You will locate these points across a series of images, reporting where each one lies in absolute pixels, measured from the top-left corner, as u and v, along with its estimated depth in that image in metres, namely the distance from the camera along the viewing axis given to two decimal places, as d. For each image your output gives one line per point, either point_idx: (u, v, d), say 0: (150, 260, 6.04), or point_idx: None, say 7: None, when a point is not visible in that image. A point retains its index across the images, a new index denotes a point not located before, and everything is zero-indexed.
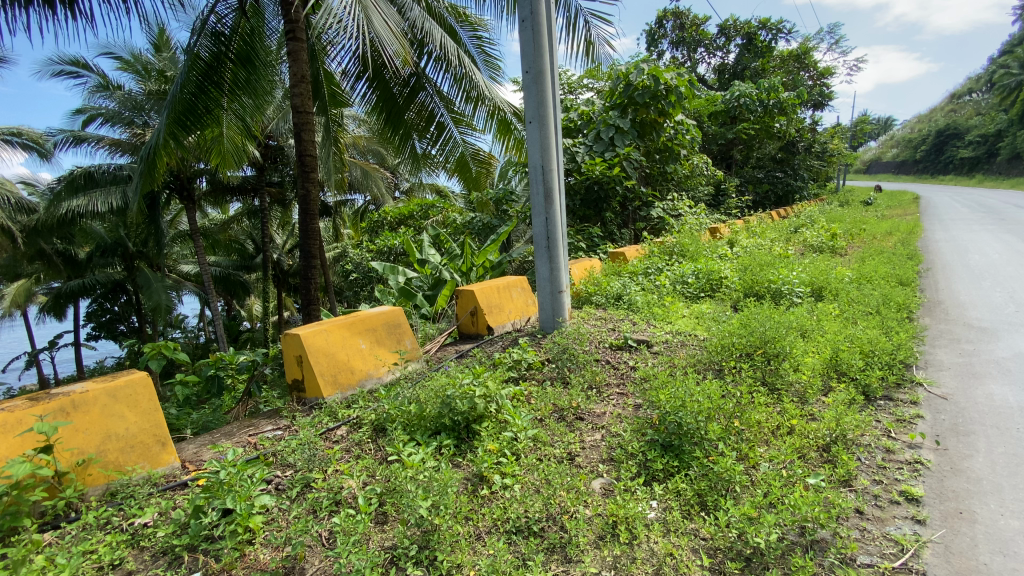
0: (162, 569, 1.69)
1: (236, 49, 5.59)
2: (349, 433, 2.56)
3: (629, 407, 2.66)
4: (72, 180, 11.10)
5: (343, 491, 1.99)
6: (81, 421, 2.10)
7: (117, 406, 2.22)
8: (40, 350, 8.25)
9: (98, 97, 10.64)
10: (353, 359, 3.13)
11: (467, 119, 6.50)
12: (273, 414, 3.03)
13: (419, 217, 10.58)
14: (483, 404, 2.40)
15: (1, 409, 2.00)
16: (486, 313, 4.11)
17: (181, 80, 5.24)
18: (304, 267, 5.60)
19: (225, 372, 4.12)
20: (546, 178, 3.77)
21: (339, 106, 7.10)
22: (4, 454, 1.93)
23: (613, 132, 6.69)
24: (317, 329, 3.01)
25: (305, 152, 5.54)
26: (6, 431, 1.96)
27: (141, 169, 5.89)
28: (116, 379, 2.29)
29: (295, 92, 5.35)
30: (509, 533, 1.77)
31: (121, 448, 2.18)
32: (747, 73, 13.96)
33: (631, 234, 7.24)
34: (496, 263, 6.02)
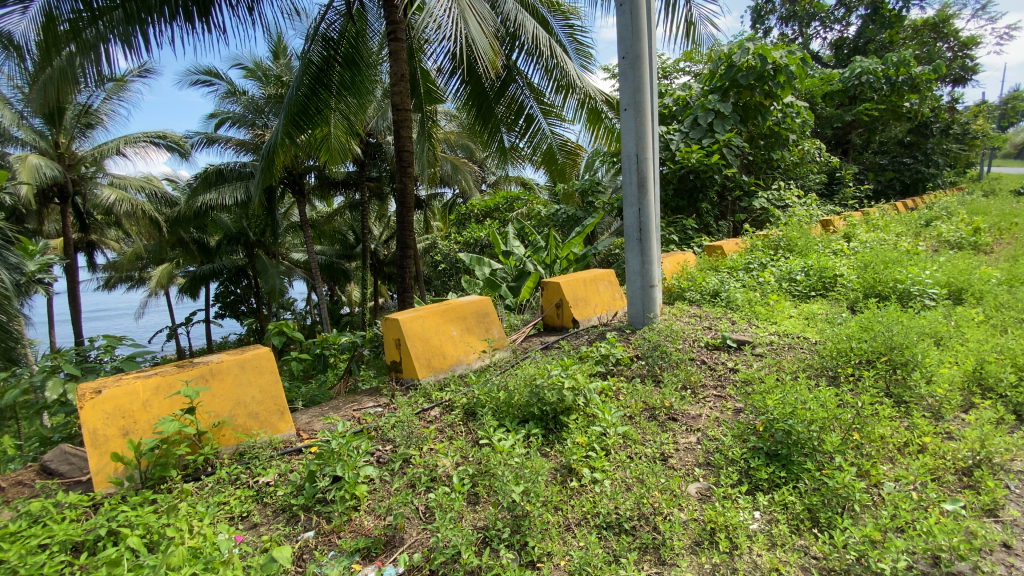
0: (283, 524, 1.86)
1: (343, 52, 5.99)
2: (442, 414, 2.68)
3: (729, 410, 2.50)
4: (206, 176, 12.59)
5: (438, 469, 2.07)
6: (217, 387, 2.39)
7: (245, 375, 2.49)
8: (178, 326, 9.25)
9: (228, 102, 11.95)
10: (445, 344, 3.26)
11: (557, 110, 6.42)
12: (374, 392, 3.25)
13: (505, 209, 10.78)
14: (571, 396, 2.37)
15: (156, 373, 2.34)
16: (572, 306, 4.07)
17: (296, 83, 5.73)
18: (400, 256, 5.90)
19: (330, 351, 4.51)
20: (641, 168, 3.64)
21: (434, 103, 7.37)
22: (157, 412, 2.26)
23: (712, 117, 6.29)
24: (413, 315, 3.16)
25: (403, 148, 5.82)
26: (159, 393, 2.28)
27: (262, 166, 6.53)
28: (245, 352, 2.57)
29: (395, 91, 5.62)
30: (599, 527, 1.74)
31: (247, 414, 2.44)
32: (871, 47, 12.47)
33: (728, 226, 6.82)
34: (581, 256, 5.92)
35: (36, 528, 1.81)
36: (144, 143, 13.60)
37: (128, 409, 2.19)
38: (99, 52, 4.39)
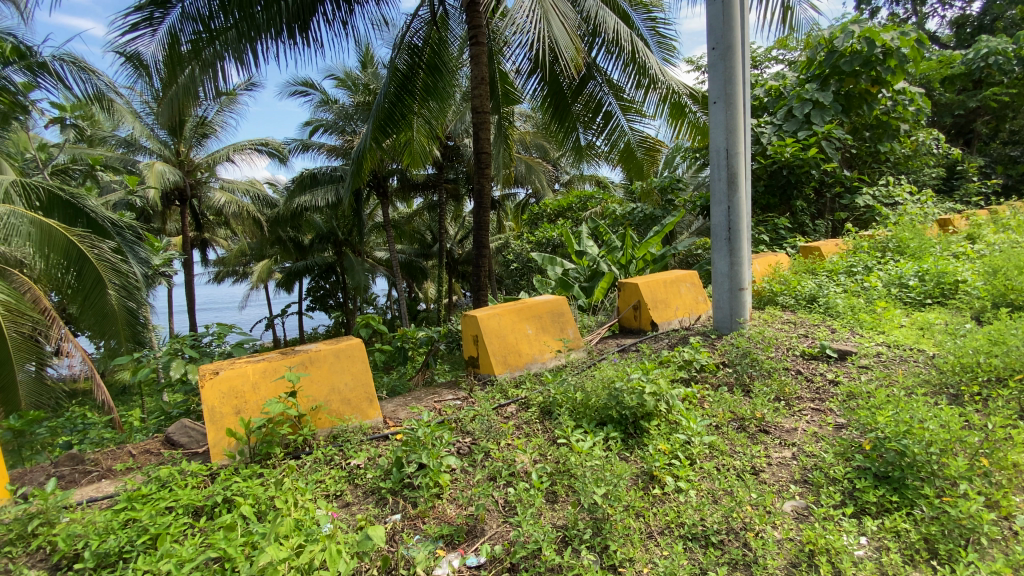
0: (373, 505, 1.97)
1: (426, 58, 6.22)
2: (518, 411, 2.70)
3: (829, 425, 2.30)
4: (302, 180, 13.64)
5: (516, 465, 2.09)
6: (315, 374, 2.60)
7: (340, 364, 2.69)
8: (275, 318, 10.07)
9: (321, 110, 12.86)
10: (520, 342, 3.28)
11: (637, 106, 6.25)
12: (452, 386, 3.35)
13: (579, 208, 10.67)
14: (653, 402, 2.29)
15: (264, 358, 2.59)
16: (650, 308, 3.95)
17: (383, 90, 6.04)
18: (476, 255, 6.03)
19: (409, 345, 4.72)
20: (731, 163, 3.46)
21: (511, 104, 7.46)
22: (265, 394, 2.50)
23: (809, 108, 5.84)
24: (490, 312, 3.22)
25: (481, 149, 5.94)
26: (266, 376, 2.52)
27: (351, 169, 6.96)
28: (339, 343, 2.76)
29: (475, 94, 5.76)
30: (684, 538, 1.68)
31: (341, 400, 2.63)
32: (1002, 23, 10.98)
33: (826, 226, 6.29)
34: (659, 256, 5.74)
35: (165, 491, 2.05)
36: (249, 151, 14.97)
37: (240, 390, 2.44)
38: (216, 68, 4.93)
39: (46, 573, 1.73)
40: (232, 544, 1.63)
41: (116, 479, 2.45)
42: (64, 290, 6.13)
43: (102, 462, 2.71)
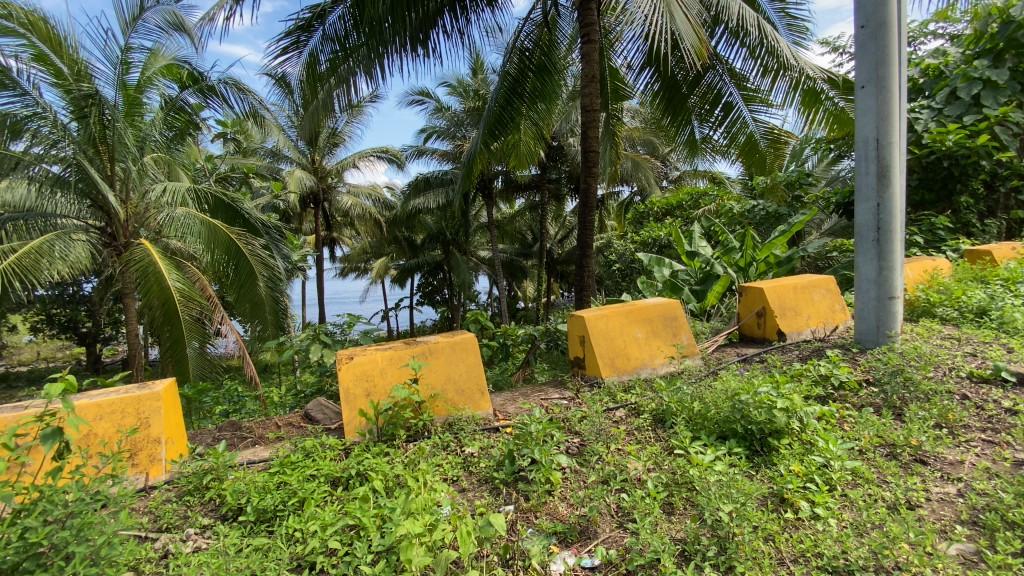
0: (487, 493, 2.05)
1: (537, 60, 6.31)
2: (628, 416, 2.64)
3: (1006, 461, 1.95)
4: (416, 183, 14.55)
5: (629, 471, 2.05)
6: (433, 363, 2.80)
7: (455, 355, 2.86)
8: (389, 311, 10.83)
9: (435, 117, 13.62)
10: (630, 346, 3.20)
11: (763, 95, 5.77)
12: (559, 385, 3.38)
13: (689, 206, 10.13)
14: (784, 418, 2.11)
15: (389, 347, 2.82)
16: (776, 316, 3.63)
17: (495, 94, 6.21)
18: (581, 255, 5.98)
19: (513, 342, 4.84)
20: (883, 155, 3.07)
21: (621, 101, 7.30)
22: (391, 379, 2.72)
23: (979, 88, 4.98)
24: (599, 314, 3.18)
25: (590, 148, 5.87)
26: (392, 363, 2.74)
27: (462, 172, 7.24)
28: (454, 336, 2.94)
29: (586, 92, 5.71)
30: (821, 570, 1.52)
31: (456, 390, 2.80)
32: None
33: (999, 226, 5.33)
34: (784, 259, 5.25)
35: (309, 460, 2.32)
36: (371, 157, 16.33)
37: (370, 375, 2.69)
38: (349, 82, 5.44)
39: (218, 520, 2.03)
40: (366, 515, 1.79)
41: (267, 446, 2.81)
42: (224, 279, 7.14)
43: (255, 430, 3.13)
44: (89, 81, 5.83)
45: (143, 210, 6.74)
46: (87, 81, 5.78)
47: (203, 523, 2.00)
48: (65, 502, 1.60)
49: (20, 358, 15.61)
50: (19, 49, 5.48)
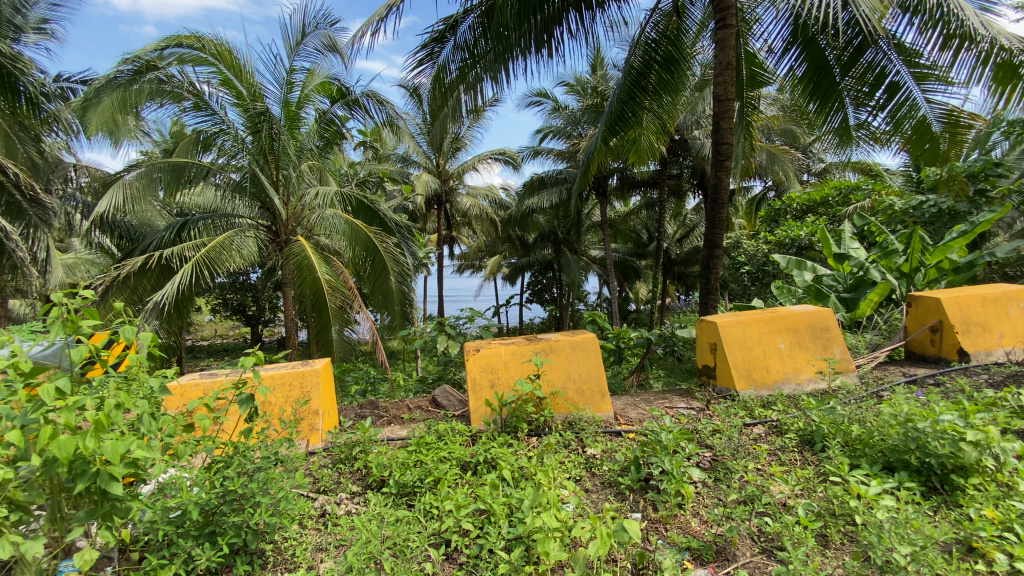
0: (612, 496, 2.03)
1: (663, 51, 6.00)
2: (768, 433, 2.43)
3: None
4: (532, 183, 14.75)
5: (771, 494, 1.89)
6: (554, 361, 2.82)
7: (576, 354, 2.86)
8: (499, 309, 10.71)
9: (553, 116, 13.71)
10: (769, 356, 2.94)
11: (940, 72, 4.89)
12: (684, 393, 3.22)
13: (836, 202, 8.98)
14: (974, 454, 1.79)
15: (511, 342, 2.89)
16: (958, 332, 3.08)
17: (617, 90, 6.01)
18: (707, 257, 5.54)
19: (628, 345, 4.72)
20: None
21: (757, 88, 6.69)
22: (514, 373, 2.80)
23: None
24: (734, 320, 2.96)
25: (722, 140, 5.44)
26: (515, 358, 2.82)
27: (580, 171, 7.12)
28: (575, 335, 2.93)
29: (719, 81, 5.31)
30: None
31: (576, 389, 2.80)
32: None
33: None
34: (965, 264, 4.36)
35: (442, 442, 2.48)
36: (489, 159, 16.94)
37: (495, 367, 2.79)
38: (477, 87, 5.69)
39: (366, 488, 2.27)
40: (496, 501, 1.87)
41: (402, 426, 3.07)
42: (362, 273, 7.93)
43: (390, 410, 3.43)
44: (262, 100, 6.83)
45: (300, 210, 7.74)
46: (260, 100, 6.78)
47: (353, 489, 2.24)
48: (254, 457, 1.90)
49: (203, 334, 18.80)
50: (213, 76, 6.59)
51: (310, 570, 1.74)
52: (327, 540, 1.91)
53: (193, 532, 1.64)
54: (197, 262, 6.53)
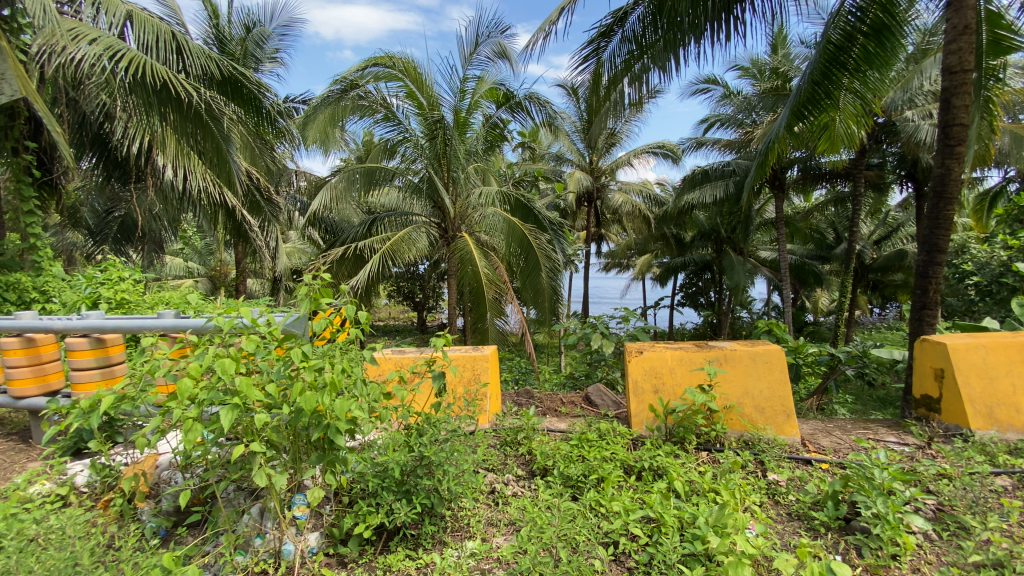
0: (802, 530, 1.86)
1: (873, 19, 4.64)
2: (1019, 489, 1.96)
3: None
4: (694, 177, 13.73)
5: None
6: (730, 373, 2.61)
7: (756, 367, 2.61)
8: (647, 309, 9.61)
9: (723, 105, 12.63)
10: (1021, 393, 2.41)
11: None
12: (890, 426, 2.74)
13: None
14: None
15: (680, 347, 2.73)
16: None
17: (805, 71, 5.00)
18: (923, 263, 4.57)
19: (808, 362, 4.17)
20: None
21: (1004, 55, 5.25)
22: (681, 381, 2.65)
23: None
24: (971, 343, 2.48)
25: (954, 120, 4.31)
26: (685, 365, 2.66)
27: (755, 164, 6.36)
28: (756, 346, 2.68)
29: (952, 49, 4.19)
30: None
31: (755, 406, 2.57)
32: None
33: None
34: None
35: (604, 441, 2.45)
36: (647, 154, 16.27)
37: (660, 372, 2.67)
38: (643, 79, 5.49)
39: (530, 473, 2.36)
40: (667, 512, 1.80)
41: (559, 419, 3.13)
42: (516, 268, 8.27)
43: (546, 401, 3.53)
44: (439, 109, 7.52)
45: (466, 210, 8.36)
46: (438, 109, 7.47)
47: (519, 473, 2.35)
48: (445, 429, 2.12)
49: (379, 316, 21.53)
50: (400, 90, 7.45)
51: (486, 542, 1.89)
52: (498, 517, 2.04)
53: (394, 488, 1.88)
54: (383, 254, 7.50)
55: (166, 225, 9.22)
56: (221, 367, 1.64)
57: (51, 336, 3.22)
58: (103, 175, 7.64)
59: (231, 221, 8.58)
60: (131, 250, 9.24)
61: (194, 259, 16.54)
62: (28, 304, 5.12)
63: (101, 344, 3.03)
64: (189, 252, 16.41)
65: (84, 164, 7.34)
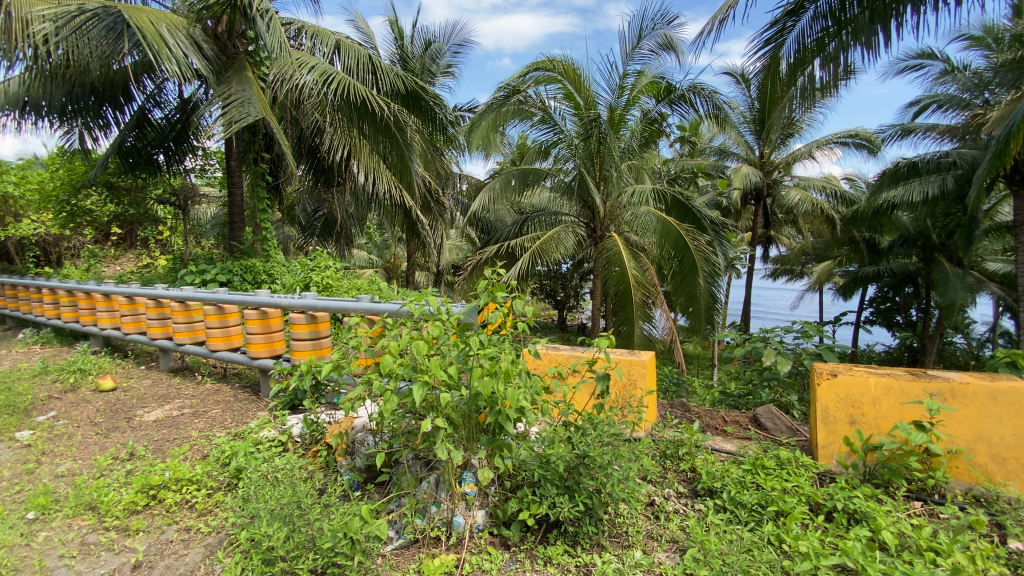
0: None
1: None
2: None
3: None
4: (896, 171, 11.55)
5: None
6: (959, 411, 2.15)
7: (997, 408, 2.11)
8: (827, 322, 8.04)
9: (941, 83, 10.44)
10: None
11: None
12: None
13: None
14: None
15: (887, 374, 2.31)
16: None
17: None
18: None
19: None
20: None
21: None
22: (887, 414, 2.26)
23: None
24: None
25: None
26: (894, 397, 2.25)
27: (992, 154, 5.03)
28: (999, 381, 2.15)
29: None
30: None
31: (992, 456, 2.10)
32: None
33: None
34: None
35: (784, 471, 2.20)
36: (833, 146, 14.15)
37: (858, 400, 2.30)
38: (839, 62, 4.72)
39: (693, 492, 2.22)
40: (870, 564, 1.55)
41: (725, 438, 2.88)
42: (669, 271, 7.83)
43: (706, 416, 3.28)
44: (595, 108, 7.46)
45: (616, 209, 8.19)
46: (594, 108, 7.40)
47: (681, 490, 2.23)
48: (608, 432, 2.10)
49: None
50: (559, 92, 7.59)
51: (647, 554, 1.83)
52: (659, 531, 1.96)
53: (556, 484, 1.92)
54: (533, 253, 7.72)
55: (357, 223, 10.74)
56: (417, 349, 1.85)
57: (278, 310, 3.94)
58: (312, 180, 9.13)
59: (406, 219, 9.61)
60: (331, 244, 10.97)
61: (374, 252, 18.98)
62: (259, 283, 6.37)
63: (314, 320, 3.62)
64: (369, 246, 18.89)
65: (300, 172, 8.87)
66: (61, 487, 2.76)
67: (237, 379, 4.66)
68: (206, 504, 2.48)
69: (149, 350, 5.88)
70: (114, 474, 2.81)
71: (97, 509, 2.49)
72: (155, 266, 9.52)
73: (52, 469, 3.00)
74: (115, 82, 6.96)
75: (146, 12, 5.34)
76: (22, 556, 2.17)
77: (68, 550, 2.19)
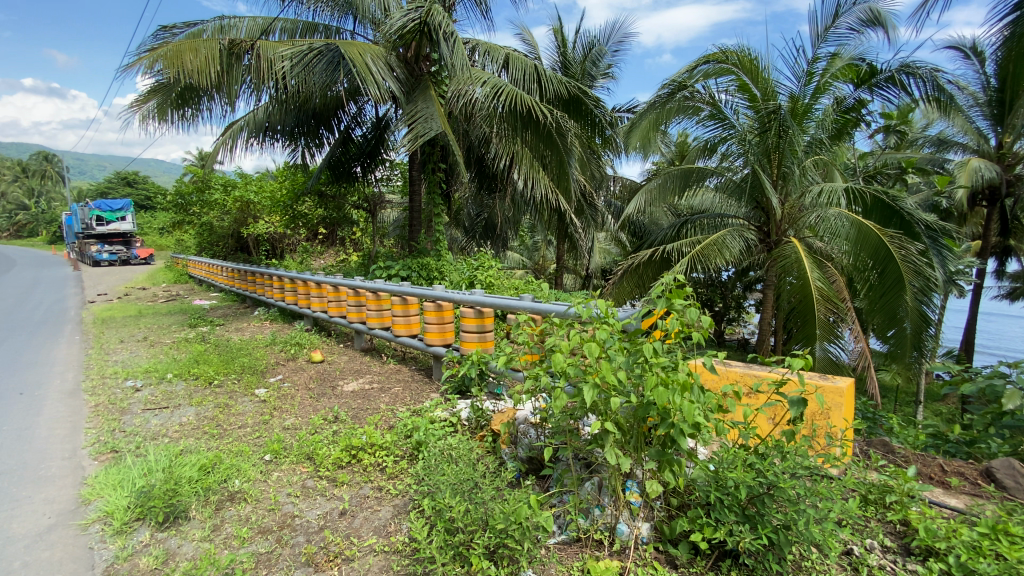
0: None
1: None
2: None
3: None
4: None
5: None
6: None
7: None
8: None
9: None
10: None
11: None
12: None
13: None
14: None
15: None
16: None
17: None
18: None
19: None
20: None
21: None
22: None
23: None
24: None
25: None
26: None
27: None
28: None
29: None
30: None
31: None
32: None
33: None
34: None
35: None
36: None
37: None
38: None
39: (904, 550, 1.88)
40: None
41: (946, 491, 2.37)
42: (864, 285, 6.66)
43: (917, 460, 2.74)
44: (775, 99, 6.73)
45: (796, 211, 7.31)
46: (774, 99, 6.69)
47: (887, 544, 1.90)
48: (794, 464, 1.89)
49: None
50: (731, 85, 7.02)
51: None
52: None
53: (733, 512, 1.78)
54: (694, 257, 7.22)
55: (514, 226, 11.30)
56: (589, 350, 1.87)
57: (450, 304, 4.34)
58: (478, 186, 9.83)
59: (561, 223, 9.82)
60: (490, 244, 11.73)
61: (526, 254, 19.76)
62: (432, 280, 7.07)
63: (480, 315, 3.89)
64: (521, 248, 19.69)
65: (468, 179, 9.61)
66: (287, 438, 3.41)
67: (413, 362, 5.28)
68: (394, 469, 2.85)
69: (345, 332, 6.96)
70: (324, 433, 3.38)
71: (312, 460, 3.03)
72: (349, 261, 11.22)
73: (280, 422, 3.74)
74: (330, 106, 8.37)
75: (356, 46, 6.32)
76: (262, 490, 2.74)
77: (293, 490, 2.71)
